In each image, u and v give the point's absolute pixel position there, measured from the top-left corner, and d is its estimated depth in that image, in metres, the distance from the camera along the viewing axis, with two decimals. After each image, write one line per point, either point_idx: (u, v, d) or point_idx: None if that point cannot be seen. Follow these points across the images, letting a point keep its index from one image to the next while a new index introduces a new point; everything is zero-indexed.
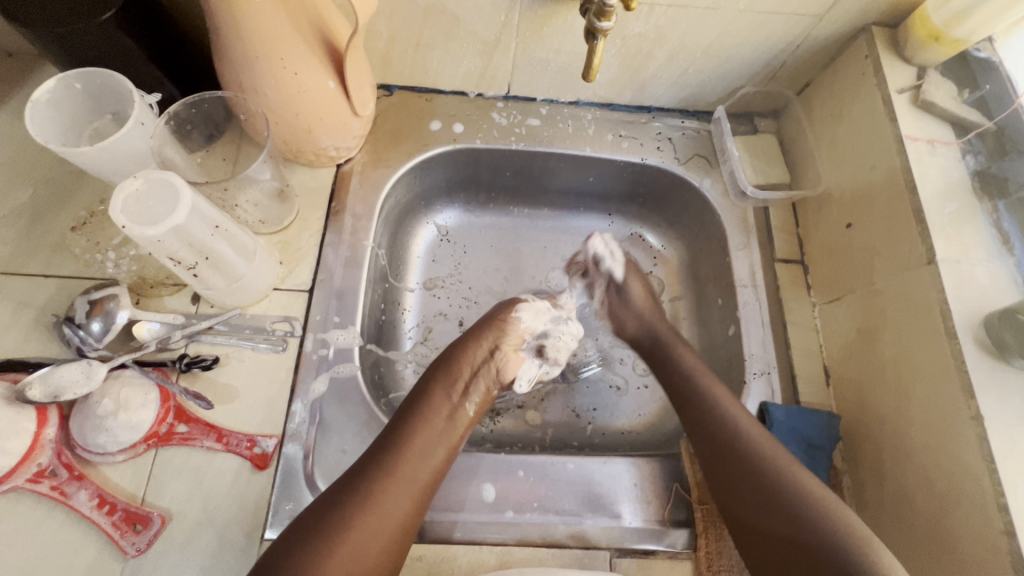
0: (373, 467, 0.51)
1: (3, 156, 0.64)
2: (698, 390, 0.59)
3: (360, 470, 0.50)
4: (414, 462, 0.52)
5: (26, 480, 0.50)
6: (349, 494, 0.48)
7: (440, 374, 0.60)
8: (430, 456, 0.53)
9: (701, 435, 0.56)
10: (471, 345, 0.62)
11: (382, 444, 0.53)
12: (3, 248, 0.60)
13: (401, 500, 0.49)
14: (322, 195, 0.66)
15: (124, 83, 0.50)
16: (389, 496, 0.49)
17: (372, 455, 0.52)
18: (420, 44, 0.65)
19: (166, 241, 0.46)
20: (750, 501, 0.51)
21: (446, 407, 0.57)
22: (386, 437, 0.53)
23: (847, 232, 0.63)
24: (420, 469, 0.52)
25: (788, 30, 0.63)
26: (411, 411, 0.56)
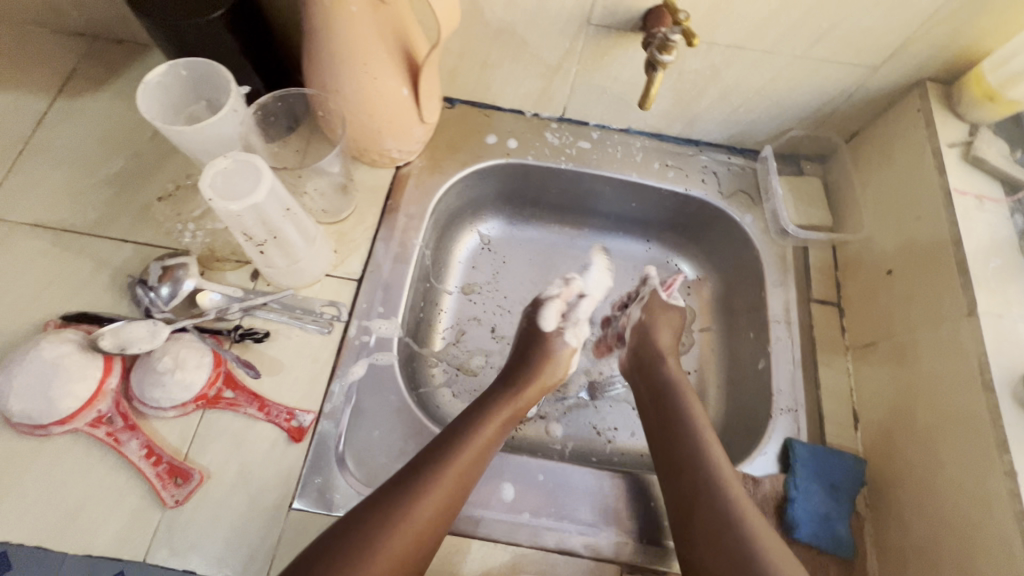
0: (421, 472, 0.53)
1: (102, 131, 0.71)
2: (688, 414, 0.61)
3: (410, 473, 0.53)
4: (461, 476, 0.54)
5: (86, 423, 0.55)
6: (386, 498, 0.51)
7: (503, 394, 0.63)
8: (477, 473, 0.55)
9: (675, 453, 0.58)
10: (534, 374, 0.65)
11: (434, 449, 0.55)
12: (93, 211, 0.66)
13: (437, 511, 0.51)
14: (379, 192, 0.71)
15: (224, 74, 0.54)
16: (428, 505, 0.51)
17: (422, 459, 0.54)
18: (487, 63, 0.69)
19: (244, 217, 0.50)
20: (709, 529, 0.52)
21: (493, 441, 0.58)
22: (441, 445, 0.55)
23: (888, 278, 0.64)
24: (463, 484, 0.54)
25: (842, 79, 0.65)
26: (468, 423, 0.58)
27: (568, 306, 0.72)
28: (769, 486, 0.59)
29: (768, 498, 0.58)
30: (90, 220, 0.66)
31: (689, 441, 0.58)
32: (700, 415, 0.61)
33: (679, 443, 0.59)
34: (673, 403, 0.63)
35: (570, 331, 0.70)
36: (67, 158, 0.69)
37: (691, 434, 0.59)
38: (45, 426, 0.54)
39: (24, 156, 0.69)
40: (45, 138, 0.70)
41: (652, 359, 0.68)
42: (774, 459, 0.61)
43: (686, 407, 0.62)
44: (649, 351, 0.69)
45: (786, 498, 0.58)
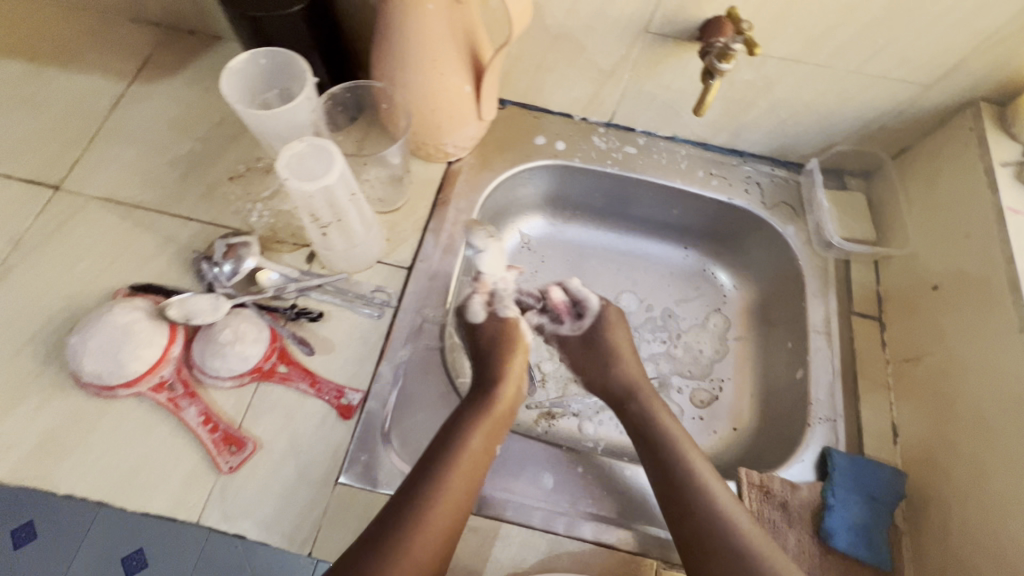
0: (409, 505, 0.52)
1: (172, 115, 0.75)
2: (684, 459, 0.59)
3: (397, 510, 0.52)
4: (452, 503, 0.53)
5: (149, 387, 0.57)
6: (386, 529, 0.51)
7: (481, 401, 0.61)
8: (469, 492, 0.54)
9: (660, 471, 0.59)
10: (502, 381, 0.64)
11: (421, 477, 0.54)
12: (162, 189, 0.69)
13: (432, 542, 0.51)
14: (431, 185, 0.73)
15: (302, 65, 0.57)
16: (424, 538, 0.51)
17: (408, 493, 0.53)
18: (542, 66, 0.72)
19: (315, 198, 0.53)
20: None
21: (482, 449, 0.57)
22: (424, 473, 0.54)
23: (933, 293, 0.64)
24: (453, 510, 0.53)
25: (893, 95, 0.66)
26: (447, 446, 0.56)
27: (491, 295, 0.69)
28: (807, 493, 0.59)
29: (806, 504, 0.58)
30: (159, 197, 0.69)
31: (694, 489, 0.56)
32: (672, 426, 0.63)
33: (681, 490, 0.56)
34: (670, 448, 0.60)
35: (500, 310, 0.69)
36: (139, 139, 0.73)
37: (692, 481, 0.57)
38: (113, 388, 0.56)
39: (99, 134, 0.73)
40: (119, 119, 0.74)
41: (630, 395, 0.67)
42: (812, 467, 0.61)
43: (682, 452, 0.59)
44: (621, 385, 0.68)
45: (824, 506, 0.58)
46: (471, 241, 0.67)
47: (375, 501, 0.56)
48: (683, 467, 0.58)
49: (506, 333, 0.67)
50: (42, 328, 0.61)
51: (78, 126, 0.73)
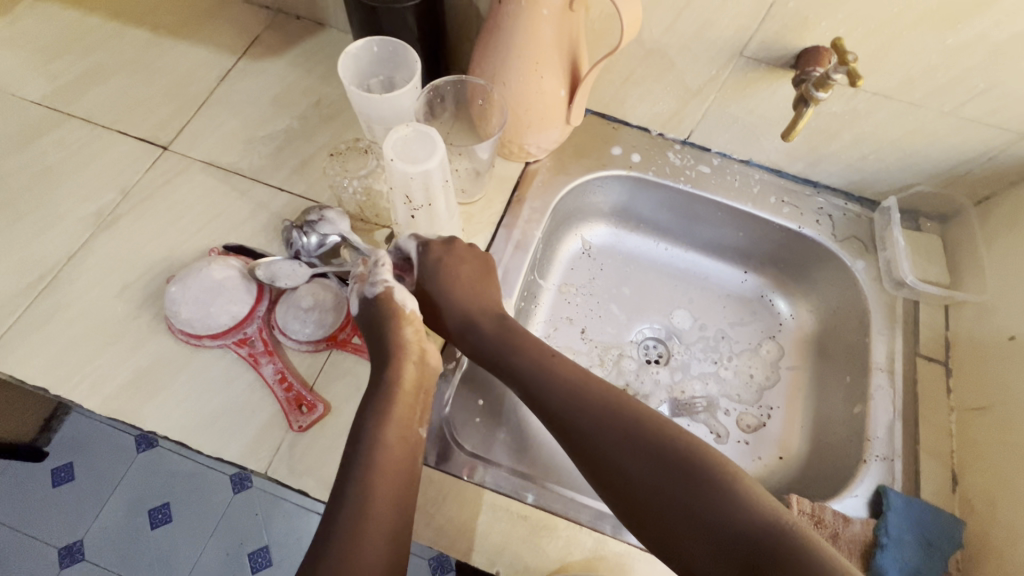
0: (344, 514, 0.49)
1: (274, 91, 0.80)
2: (605, 430, 0.53)
3: (328, 532, 0.48)
4: (381, 503, 0.50)
5: (233, 341, 0.61)
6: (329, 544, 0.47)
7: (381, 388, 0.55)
8: (399, 488, 0.51)
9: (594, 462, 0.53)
10: (404, 360, 0.57)
11: (343, 492, 0.50)
12: (259, 159, 0.74)
13: (379, 541, 0.49)
14: (508, 183, 0.76)
15: (413, 57, 0.61)
16: (369, 547, 0.48)
17: (334, 512, 0.49)
18: (629, 79, 0.74)
19: (413, 180, 0.55)
20: (671, 495, 0.49)
21: (399, 437, 0.53)
22: (347, 484, 0.50)
23: (1008, 343, 0.63)
24: (387, 508, 0.50)
25: (985, 141, 0.65)
26: (361, 449, 0.52)
27: (365, 277, 0.61)
28: (859, 528, 0.58)
29: (856, 539, 0.58)
30: (256, 166, 0.74)
31: (593, 430, 0.53)
32: (576, 383, 0.56)
33: (584, 443, 0.53)
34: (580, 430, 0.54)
35: (369, 288, 0.59)
36: (243, 110, 0.78)
37: (589, 422, 0.54)
38: (201, 337, 0.60)
39: (208, 103, 0.78)
40: (226, 91, 0.79)
41: (469, 327, 0.62)
42: (865, 502, 0.61)
43: (572, 394, 0.56)
44: (459, 320, 0.63)
45: (876, 544, 0.57)
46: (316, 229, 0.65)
47: (432, 476, 0.59)
48: (569, 412, 0.55)
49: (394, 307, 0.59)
50: (145, 274, 0.65)
51: (190, 93, 0.79)
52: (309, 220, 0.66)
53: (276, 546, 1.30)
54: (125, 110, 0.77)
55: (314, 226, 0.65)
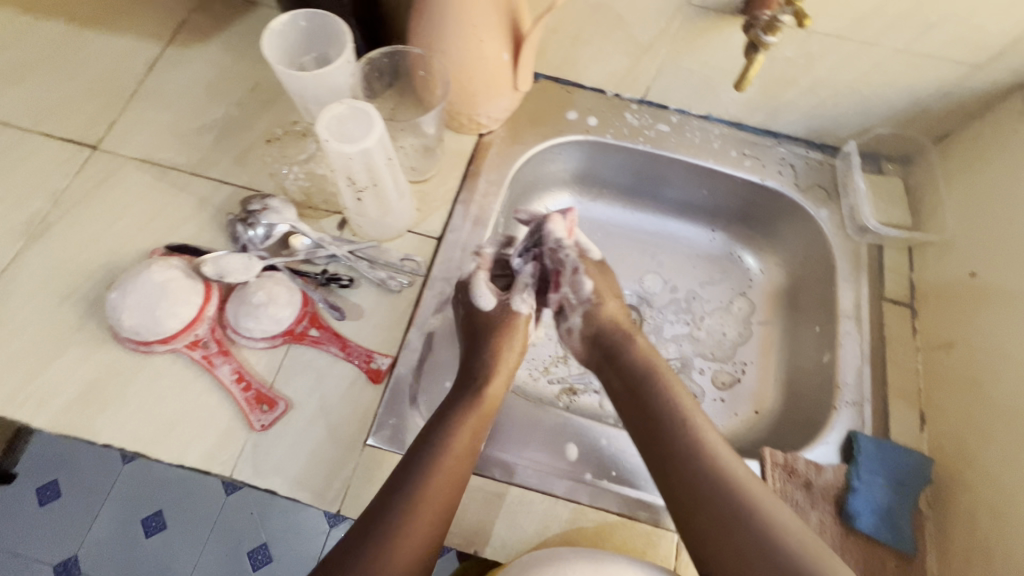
0: (400, 495, 0.51)
1: (207, 78, 0.75)
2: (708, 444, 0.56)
3: (386, 505, 0.51)
4: (437, 503, 0.52)
5: (185, 344, 0.58)
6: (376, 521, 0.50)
7: (466, 394, 0.59)
8: (451, 501, 0.52)
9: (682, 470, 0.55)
10: (495, 375, 0.61)
11: (400, 483, 0.52)
12: (197, 153, 0.70)
13: (420, 537, 0.50)
14: (462, 157, 0.73)
15: (341, 27, 0.57)
16: (403, 547, 0.50)
17: (385, 500, 0.52)
18: (579, 38, 0.71)
19: (353, 160, 0.53)
20: (731, 522, 0.51)
21: (468, 445, 0.55)
22: (412, 469, 0.53)
23: (970, 280, 0.63)
24: (437, 508, 0.51)
25: (940, 76, 0.64)
26: (433, 440, 0.54)
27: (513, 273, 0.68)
28: (830, 475, 0.59)
29: (829, 485, 0.59)
30: (195, 159, 0.70)
31: (683, 437, 0.57)
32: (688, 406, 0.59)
33: (678, 447, 0.56)
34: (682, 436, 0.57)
35: (516, 299, 0.67)
36: (176, 102, 0.73)
37: (687, 433, 0.57)
38: (150, 344, 0.58)
39: (137, 96, 0.73)
40: (156, 82, 0.75)
41: (615, 344, 0.66)
42: (836, 449, 0.61)
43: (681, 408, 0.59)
44: (611, 332, 0.67)
45: (847, 488, 0.58)
46: (258, 218, 0.63)
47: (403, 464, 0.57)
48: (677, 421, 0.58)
49: (504, 321, 0.66)
50: (84, 282, 0.62)
51: (117, 87, 0.74)
52: (251, 210, 0.63)
53: (276, 542, 1.30)
54: (48, 110, 0.72)
55: (257, 217, 0.63)
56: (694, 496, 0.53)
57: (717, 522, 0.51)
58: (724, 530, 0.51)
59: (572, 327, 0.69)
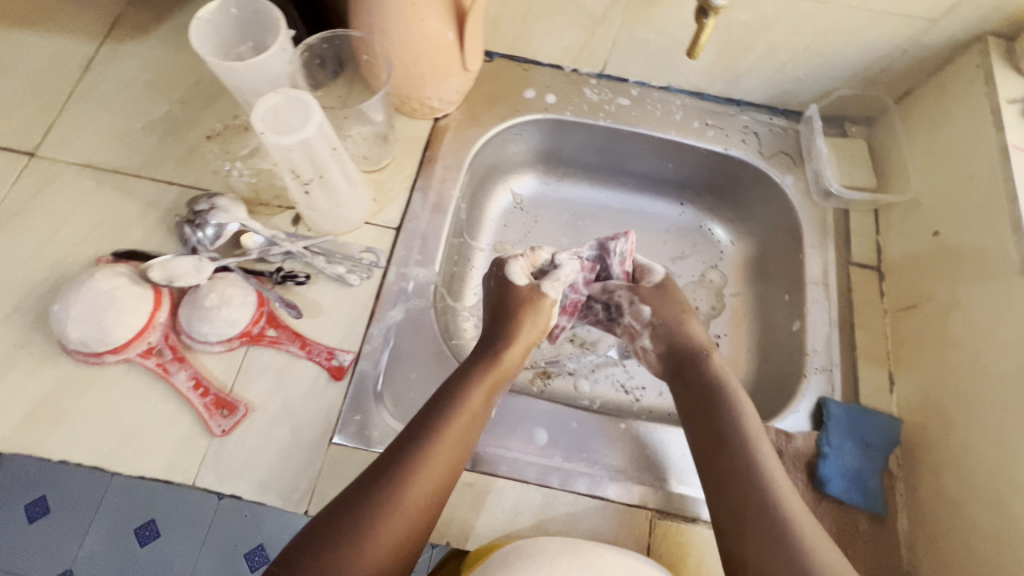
0: (411, 445, 0.51)
1: (147, 75, 0.72)
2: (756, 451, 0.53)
3: (397, 453, 0.51)
4: (447, 455, 0.51)
5: (137, 353, 0.57)
6: (384, 469, 0.50)
7: (480, 358, 0.59)
8: (457, 457, 0.52)
9: (725, 470, 0.52)
10: (514, 342, 0.60)
11: (410, 437, 0.52)
12: (141, 154, 0.67)
13: (426, 489, 0.49)
14: (418, 143, 0.71)
15: (275, 13, 0.55)
16: (411, 497, 0.49)
17: (395, 453, 0.51)
18: (530, 13, 0.69)
19: (293, 152, 0.51)
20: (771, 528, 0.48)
21: (479, 404, 0.55)
22: (425, 423, 0.53)
23: (933, 239, 0.62)
24: (445, 461, 0.51)
25: (898, 32, 0.63)
26: (446, 396, 0.55)
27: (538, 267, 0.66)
28: (801, 443, 0.59)
29: (800, 453, 0.58)
30: (138, 161, 0.67)
31: (738, 446, 0.53)
32: (751, 417, 0.56)
33: (726, 446, 0.54)
34: (736, 441, 0.54)
35: (544, 284, 0.63)
36: (115, 102, 0.70)
37: (742, 437, 0.54)
38: (101, 355, 0.56)
39: (74, 98, 0.70)
40: (93, 82, 0.71)
41: (688, 355, 0.62)
42: (807, 416, 0.61)
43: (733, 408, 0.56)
44: (684, 345, 0.63)
45: (818, 454, 0.58)
46: (206, 218, 0.61)
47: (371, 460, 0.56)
48: (743, 437, 0.54)
49: (531, 301, 0.61)
50: (29, 295, 0.60)
51: (51, 89, 0.71)
52: (197, 211, 0.61)
53: (273, 542, 1.29)
54: None
55: (204, 217, 0.61)
56: (735, 501, 0.50)
57: (759, 527, 0.48)
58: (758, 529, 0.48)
59: (645, 347, 0.65)
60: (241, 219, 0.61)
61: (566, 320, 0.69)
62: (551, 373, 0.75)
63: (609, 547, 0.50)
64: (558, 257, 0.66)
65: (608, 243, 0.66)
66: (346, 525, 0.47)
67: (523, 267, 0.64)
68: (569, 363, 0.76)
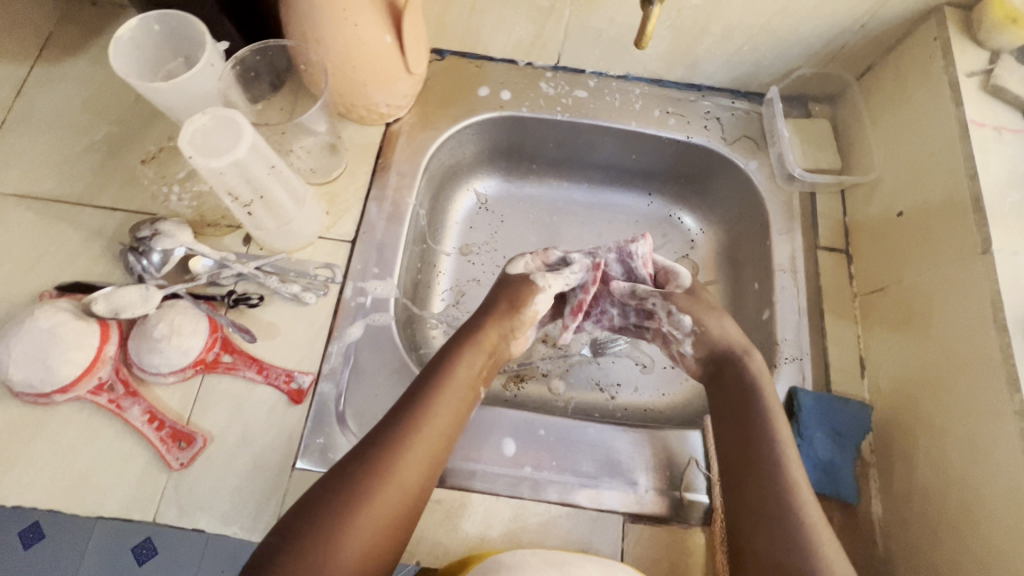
0: (399, 422, 0.52)
1: (83, 97, 0.69)
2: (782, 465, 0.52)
3: (386, 428, 0.51)
4: (434, 430, 0.52)
5: (88, 390, 0.55)
6: (372, 446, 0.50)
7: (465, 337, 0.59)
8: (445, 428, 0.53)
9: (748, 478, 0.53)
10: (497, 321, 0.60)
11: (400, 409, 0.53)
12: (80, 180, 0.65)
13: (416, 464, 0.50)
14: (369, 151, 0.69)
15: (197, 25, 0.52)
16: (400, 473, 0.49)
17: (383, 429, 0.52)
18: (476, 7, 0.66)
19: (227, 174, 0.49)
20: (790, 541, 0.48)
21: (465, 381, 0.56)
22: (411, 400, 0.53)
23: (897, 220, 0.61)
24: (433, 438, 0.52)
25: (854, 7, 0.61)
26: (432, 374, 0.55)
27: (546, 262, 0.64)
28: None
29: None
30: (79, 188, 0.64)
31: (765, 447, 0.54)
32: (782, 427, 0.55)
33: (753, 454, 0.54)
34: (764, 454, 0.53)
35: (538, 277, 0.61)
36: (50, 126, 0.67)
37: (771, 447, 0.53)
38: (48, 395, 0.54)
39: (6, 125, 0.67)
40: (25, 106, 0.68)
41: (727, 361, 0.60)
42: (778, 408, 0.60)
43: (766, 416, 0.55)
44: (723, 352, 0.61)
45: None
46: (151, 244, 0.59)
47: None
48: (772, 442, 0.54)
49: (523, 287, 0.60)
50: None
51: None
52: (141, 237, 0.59)
53: None
54: None
55: (148, 244, 0.59)
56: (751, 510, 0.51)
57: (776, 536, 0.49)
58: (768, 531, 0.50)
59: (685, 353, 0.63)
60: (189, 241, 0.59)
61: (573, 320, 0.63)
62: (525, 376, 0.73)
63: (578, 554, 0.50)
64: (570, 255, 0.64)
65: (628, 246, 0.63)
66: (341, 493, 0.47)
67: (534, 264, 0.63)
68: (541, 362, 0.74)
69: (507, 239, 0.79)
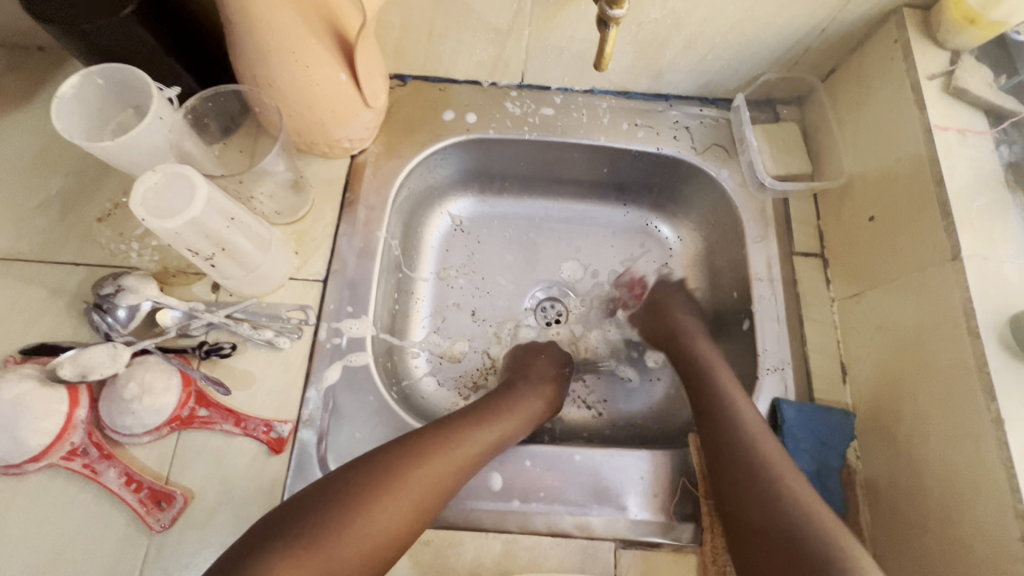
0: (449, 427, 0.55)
1: (33, 149, 0.67)
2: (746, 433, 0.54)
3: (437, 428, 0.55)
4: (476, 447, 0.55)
5: (60, 457, 0.53)
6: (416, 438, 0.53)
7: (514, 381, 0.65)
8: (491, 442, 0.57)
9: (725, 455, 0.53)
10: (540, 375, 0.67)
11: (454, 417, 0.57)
12: (36, 238, 0.63)
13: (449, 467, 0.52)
14: (336, 186, 0.67)
15: (142, 77, 0.51)
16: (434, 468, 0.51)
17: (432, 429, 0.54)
18: (433, 33, 0.65)
19: (183, 233, 0.48)
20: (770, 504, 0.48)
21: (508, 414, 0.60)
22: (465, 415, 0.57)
23: (868, 224, 0.61)
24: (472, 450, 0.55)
25: (814, 13, 0.60)
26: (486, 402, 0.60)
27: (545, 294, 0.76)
28: None
29: None
30: (37, 245, 0.62)
31: (744, 442, 0.53)
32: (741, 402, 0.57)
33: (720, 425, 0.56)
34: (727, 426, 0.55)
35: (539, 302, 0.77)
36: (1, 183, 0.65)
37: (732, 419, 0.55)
38: (20, 465, 0.52)
39: None
40: None
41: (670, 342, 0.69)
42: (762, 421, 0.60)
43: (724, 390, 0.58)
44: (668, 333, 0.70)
45: None
46: (116, 300, 0.57)
47: None
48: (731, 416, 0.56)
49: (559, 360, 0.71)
50: None
51: None
52: (104, 294, 0.57)
53: None
54: None
55: (113, 300, 0.57)
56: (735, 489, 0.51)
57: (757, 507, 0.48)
58: (775, 539, 0.46)
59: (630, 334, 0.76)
60: (160, 298, 0.58)
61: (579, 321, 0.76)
62: None
63: None
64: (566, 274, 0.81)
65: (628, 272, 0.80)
66: (380, 466, 0.49)
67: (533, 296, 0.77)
68: None
69: (485, 261, 0.78)
